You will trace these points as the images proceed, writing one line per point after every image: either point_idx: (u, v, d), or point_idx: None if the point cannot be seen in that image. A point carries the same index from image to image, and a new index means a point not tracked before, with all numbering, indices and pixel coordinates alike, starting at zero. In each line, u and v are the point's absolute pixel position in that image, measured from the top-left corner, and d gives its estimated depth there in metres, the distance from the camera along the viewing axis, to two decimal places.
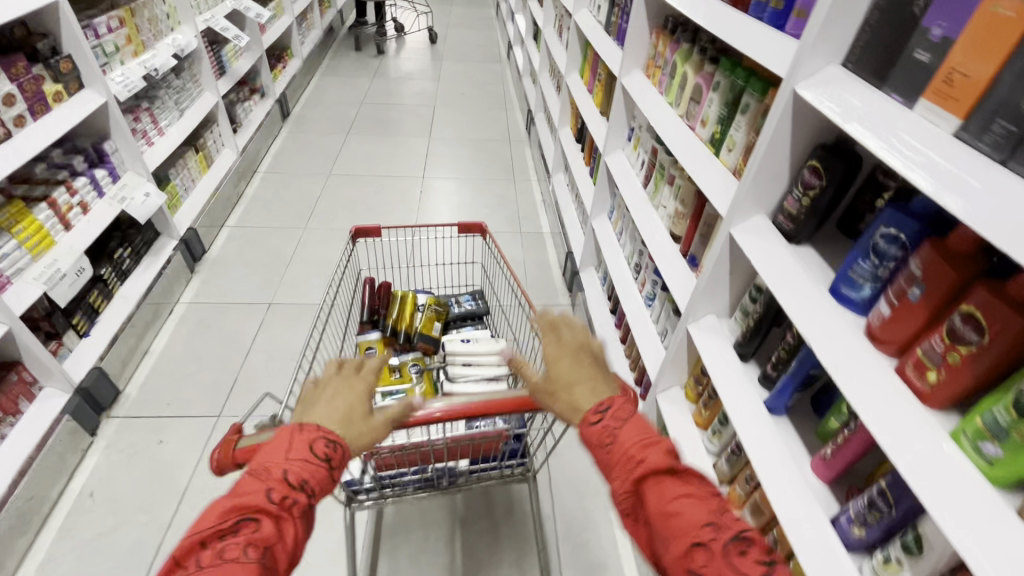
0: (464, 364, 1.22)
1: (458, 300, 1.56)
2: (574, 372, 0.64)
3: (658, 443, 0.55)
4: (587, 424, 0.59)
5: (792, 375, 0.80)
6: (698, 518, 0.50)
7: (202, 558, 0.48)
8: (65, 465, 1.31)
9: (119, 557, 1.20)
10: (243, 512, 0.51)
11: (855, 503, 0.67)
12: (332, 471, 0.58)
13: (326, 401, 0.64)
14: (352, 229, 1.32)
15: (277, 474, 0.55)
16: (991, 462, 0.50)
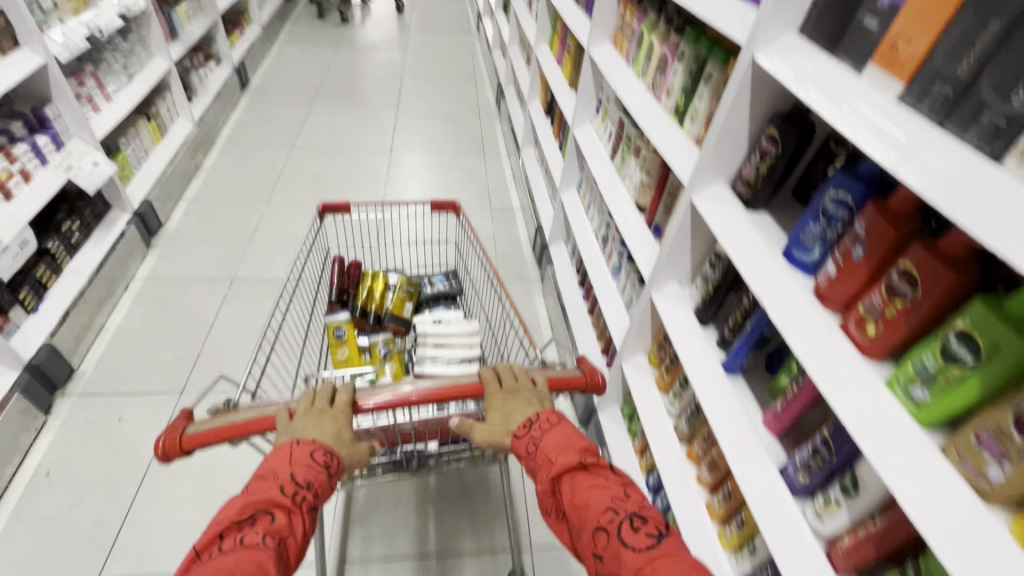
0: (435, 346, 1.26)
1: (431, 280, 1.55)
2: (508, 406, 0.75)
3: (575, 446, 0.66)
4: (517, 438, 0.71)
5: (747, 337, 0.83)
6: (601, 505, 0.58)
7: (222, 545, 0.53)
8: (17, 444, 1.27)
9: (79, 534, 1.17)
10: (259, 506, 0.57)
11: (800, 452, 0.71)
12: (330, 477, 0.65)
13: (318, 422, 0.70)
14: (320, 205, 1.30)
15: (285, 475, 0.61)
16: (919, 405, 0.54)
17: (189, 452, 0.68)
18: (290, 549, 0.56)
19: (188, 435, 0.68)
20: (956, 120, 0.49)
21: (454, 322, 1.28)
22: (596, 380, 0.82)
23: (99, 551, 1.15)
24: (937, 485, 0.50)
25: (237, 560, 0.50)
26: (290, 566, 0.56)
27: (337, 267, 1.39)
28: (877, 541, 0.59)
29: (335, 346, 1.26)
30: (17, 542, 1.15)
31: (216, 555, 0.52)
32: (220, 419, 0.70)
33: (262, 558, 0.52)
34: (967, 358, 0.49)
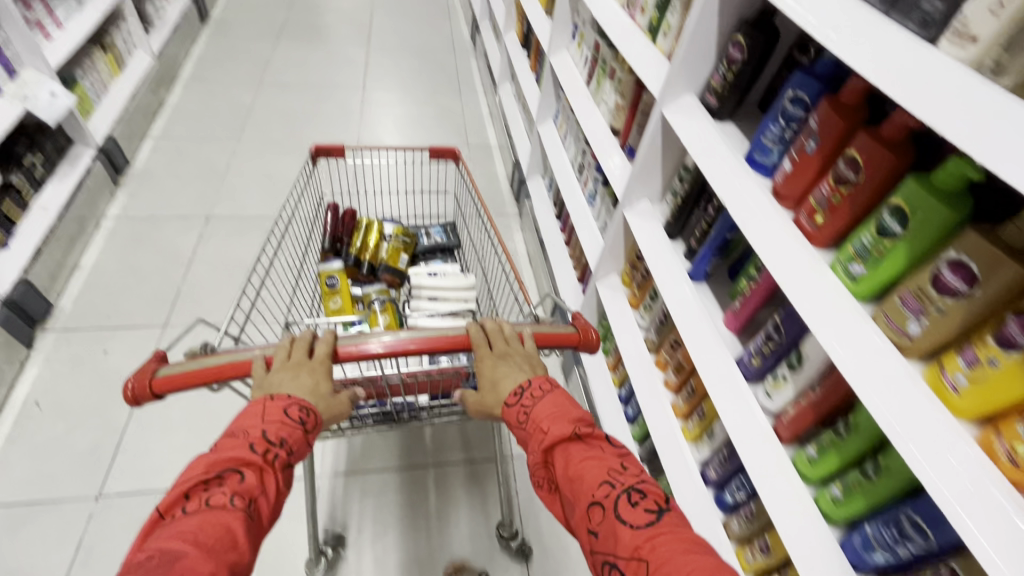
0: (430, 298, 1.27)
1: (428, 231, 1.54)
2: (498, 371, 0.70)
3: (569, 415, 0.63)
4: (508, 407, 0.67)
5: (710, 243, 0.88)
6: (597, 479, 0.55)
7: (187, 506, 0.49)
8: (3, 376, 1.28)
9: (76, 457, 1.21)
10: (226, 465, 0.53)
11: (754, 340, 0.78)
12: (306, 433, 0.61)
13: (294, 375, 0.65)
14: (314, 146, 1.27)
15: (257, 432, 0.57)
16: (856, 279, 0.59)
17: (161, 395, 0.62)
18: (262, 511, 0.53)
19: (159, 377, 0.63)
20: (900, 10, 0.53)
21: (450, 276, 1.30)
22: (590, 337, 0.76)
23: (97, 472, 1.19)
24: (865, 343, 0.56)
25: (200, 523, 0.47)
26: (262, 528, 0.53)
27: (331, 215, 1.39)
28: (815, 405, 0.66)
29: (328, 295, 1.26)
30: (15, 466, 1.18)
31: (179, 517, 0.48)
32: (195, 362, 0.65)
33: (229, 521, 0.48)
34: (897, 230, 0.55)
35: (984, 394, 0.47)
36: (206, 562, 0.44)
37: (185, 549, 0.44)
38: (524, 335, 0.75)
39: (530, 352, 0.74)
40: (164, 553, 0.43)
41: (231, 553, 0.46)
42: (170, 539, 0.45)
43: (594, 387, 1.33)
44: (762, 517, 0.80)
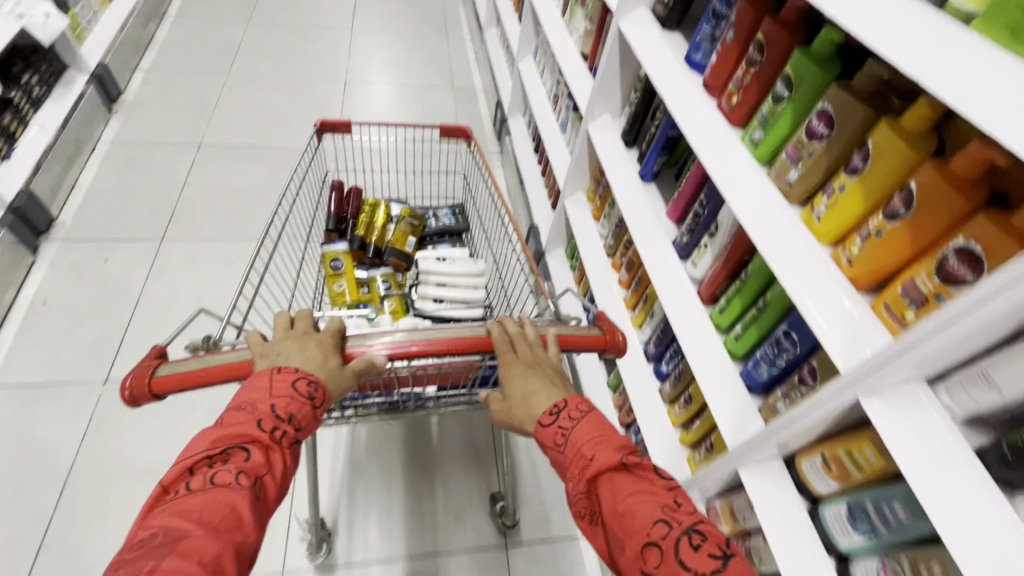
0: (437, 284, 1.17)
1: (436, 214, 1.50)
2: (528, 384, 0.65)
3: (612, 441, 0.57)
4: (542, 426, 0.61)
5: (656, 142, 0.99)
6: (651, 516, 0.49)
7: (190, 483, 0.48)
8: (11, 276, 1.38)
9: (83, 347, 1.32)
10: (233, 441, 0.52)
11: (686, 222, 0.91)
12: (315, 409, 0.58)
13: (300, 347, 0.63)
14: (318, 122, 1.26)
15: (264, 408, 0.55)
16: (758, 145, 0.71)
17: (161, 396, 0.60)
18: (268, 488, 0.51)
19: (160, 377, 0.60)
20: None
21: (460, 262, 1.20)
22: (617, 340, 0.72)
23: (104, 360, 1.31)
24: (754, 190, 0.68)
25: (205, 501, 0.46)
26: (267, 510, 0.51)
27: (336, 194, 1.34)
28: (724, 262, 0.80)
29: (332, 278, 1.22)
30: (27, 353, 1.29)
31: (183, 494, 0.47)
32: (199, 360, 0.62)
33: (234, 501, 0.47)
34: (785, 96, 0.66)
35: (836, 217, 0.59)
36: (211, 542, 0.43)
37: (189, 529, 0.43)
38: (548, 337, 0.70)
39: (553, 362, 0.68)
40: (169, 530, 0.43)
41: (236, 533, 0.45)
42: (173, 517, 0.44)
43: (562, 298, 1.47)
44: (686, 374, 0.94)
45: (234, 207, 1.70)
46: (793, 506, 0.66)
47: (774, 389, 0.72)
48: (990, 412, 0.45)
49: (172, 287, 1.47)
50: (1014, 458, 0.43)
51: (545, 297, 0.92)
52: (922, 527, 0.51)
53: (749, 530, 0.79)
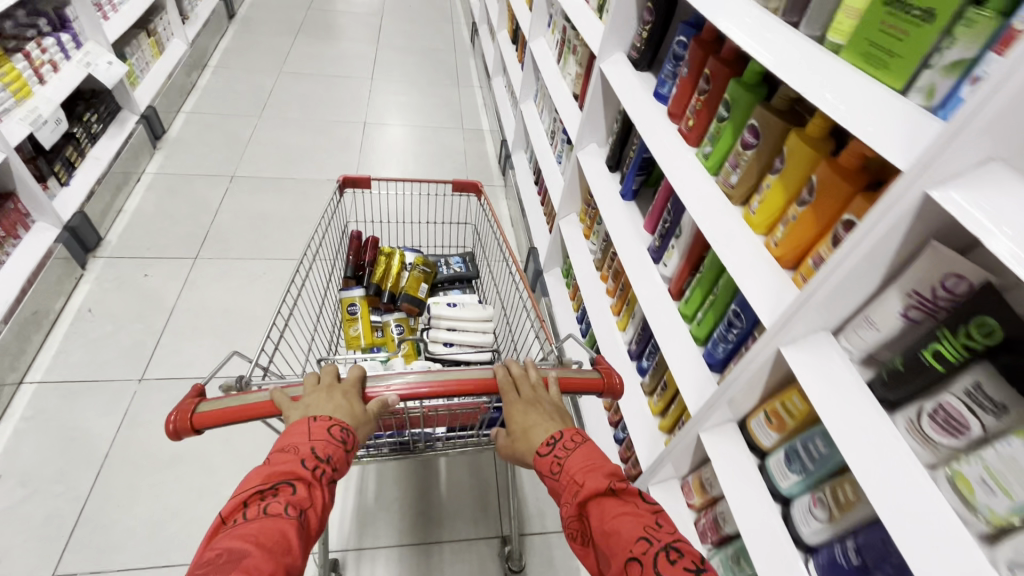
0: (448, 328, 1.20)
1: (448, 261, 1.56)
2: (529, 418, 0.71)
3: (602, 468, 0.62)
4: (540, 456, 0.67)
5: (633, 163, 1.14)
6: (633, 534, 0.55)
7: (246, 513, 0.55)
8: (63, 287, 1.54)
9: (122, 350, 1.46)
10: (279, 478, 0.58)
11: (658, 230, 1.04)
12: (347, 452, 0.64)
13: (328, 397, 0.68)
14: (341, 177, 1.34)
15: (305, 449, 0.61)
16: (710, 158, 0.86)
17: (201, 430, 0.65)
18: (311, 520, 0.58)
19: (201, 413, 0.65)
20: None
21: (470, 307, 1.24)
22: (615, 383, 0.77)
23: (140, 361, 1.44)
24: (703, 192, 0.82)
25: (260, 527, 0.52)
26: (310, 538, 0.57)
27: (355, 243, 1.42)
28: (686, 259, 0.93)
29: (348, 321, 1.30)
30: (71, 353, 1.43)
31: (241, 521, 0.53)
32: (234, 399, 0.68)
33: (284, 528, 0.53)
34: (726, 116, 0.80)
35: (766, 209, 0.72)
36: (266, 561, 0.50)
37: (248, 549, 0.50)
38: (550, 378, 0.75)
39: (554, 401, 0.73)
40: (231, 551, 0.50)
41: (286, 556, 0.52)
42: (234, 539, 0.51)
43: (558, 312, 1.59)
44: (662, 365, 1.05)
45: (261, 230, 1.87)
46: (744, 459, 0.76)
47: (730, 364, 0.83)
48: (876, 348, 0.56)
49: (203, 298, 1.62)
50: (891, 381, 0.54)
51: (551, 344, 0.94)
52: (837, 457, 0.61)
53: (715, 497, 0.88)
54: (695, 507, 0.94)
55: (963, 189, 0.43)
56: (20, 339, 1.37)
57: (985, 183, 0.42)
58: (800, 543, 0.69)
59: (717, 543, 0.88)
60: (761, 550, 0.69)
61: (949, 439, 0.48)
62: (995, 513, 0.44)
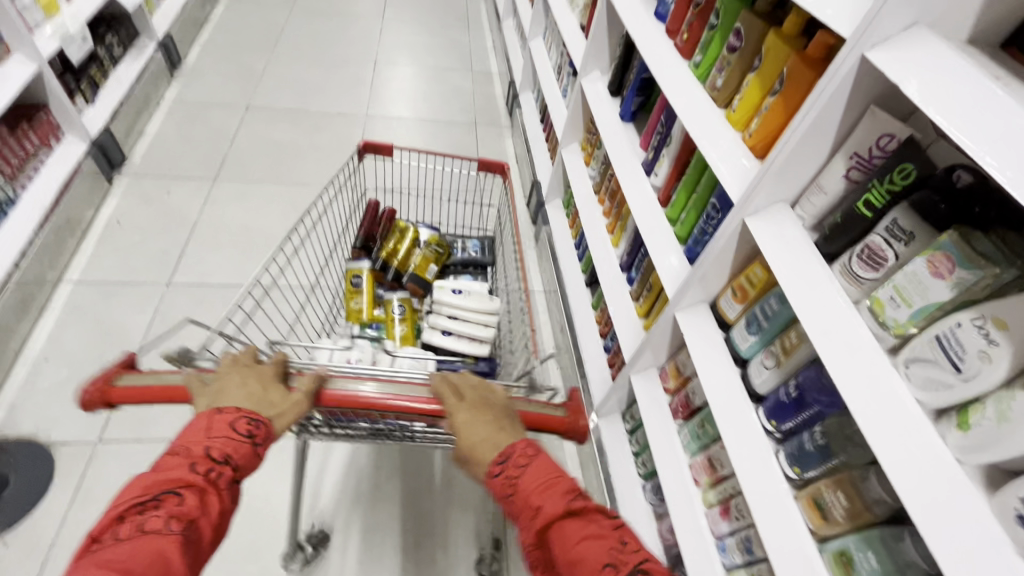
0: (449, 316, 1.14)
1: (464, 244, 1.35)
2: (473, 430, 0.60)
3: (560, 486, 0.54)
4: (490, 476, 0.57)
5: (633, 84, 1.21)
6: (600, 561, 0.49)
7: (119, 531, 0.46)
8: (93, 198, 1.64)
9: (150, 257, 1.57)
10: (165, 487, 0.49)
11: (653, 145, 1.12)
12: (256, 447, 0.56)
13: (240, 381, 0.60)
14: (362, 142, 1.27)
15: (199, 450, 0.53)
16: (700, 67, 0.93)
17: (118, 406, 0.58)
18: (203, 531, 0.49)
19: (118, 387, 0.58)
20: None
21: (476, 296, 1.15)
22: (579, 424, 0.66)
23: (166, 268, 1.56)
24: (691, 96, 0.90)
25: (131, 552, 0.44)
26: (202, 553, 0.49)
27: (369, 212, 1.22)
28: (676, 164, 1.02)
29: (351, 294, 1.17)
30: (104, 258, 1.55)
31: (110, 543, 0.45)
32: (157, 375, 0.60)
33: (163, 547, 0.45)
34: (715, 24, 0.87)
35: (745, 105, 0.80)
36: None
37: None
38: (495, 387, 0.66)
39: (506, 413, 0.63)
40: None
41: None
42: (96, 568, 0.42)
43: (558, 239, 1.68)
44: (648, 270, 1.15)
45: (276, 157, 1.95)
46: (712, 331, 0.87)
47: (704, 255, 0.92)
48: (825, 213, 0.66)
49: (223, 215, 1.72)
50: (832, 235, 0.64)
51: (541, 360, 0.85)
52: (787, 312, 0.72)
53: (687, 378, 0.99)
54: (670, 391, 1.05)
55: (893, 49, 0.51)
56: (57, 243, 1.47)
57: (910, 43, 0.50)
58: (752, 397, 0.81)
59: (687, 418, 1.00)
60: (721, 400, 0.79)
61: (870, 272, 0.58)
62: (898, 323, 0.54)
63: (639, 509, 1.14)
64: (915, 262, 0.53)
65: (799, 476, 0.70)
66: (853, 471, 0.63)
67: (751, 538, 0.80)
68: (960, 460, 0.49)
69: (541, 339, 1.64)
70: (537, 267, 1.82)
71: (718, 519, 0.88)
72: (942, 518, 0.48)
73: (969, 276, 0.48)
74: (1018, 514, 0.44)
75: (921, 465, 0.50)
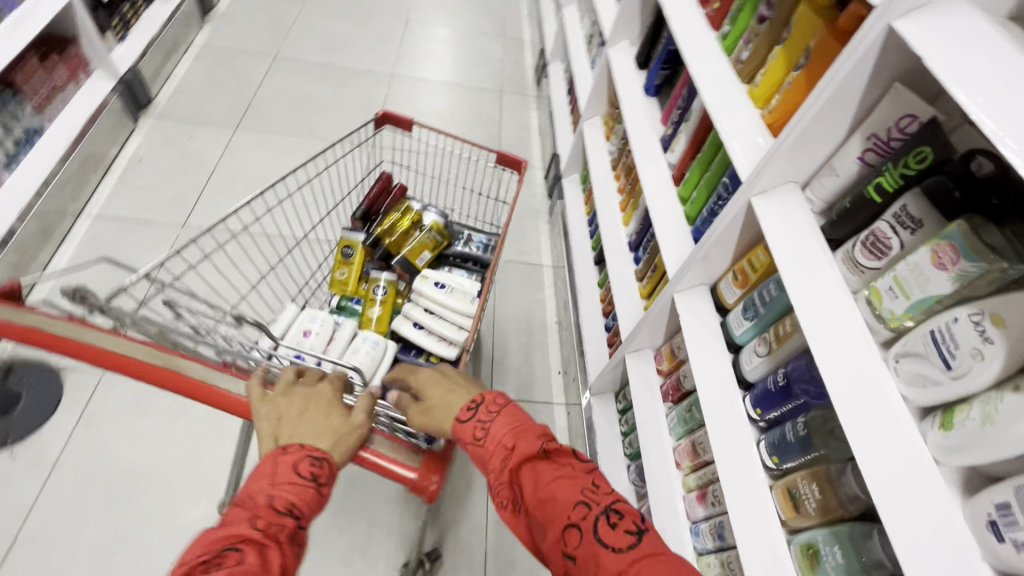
0: (426, 308, 1.04)
1: (471, 237, 1.18)
2: (440, 384, 0.60)
3: (530, 427, 0.54)
4: (460, 422, 0.56)
5: (659, 56, 1.16)
6: (571, 500, 0.49)
7: None
8: (117, 136, 1.67)
9: (168, 198, 1.60)
10: (224, 544, 0.41)
11: (672, 121, 1.08)
12: (320, 489, 0.48)
13: (302, 407, 0.54)
14: (381, 112, 1.18)
15: (262, 500, 0.45)
16: (728, 37, 0.88)
17: None
18: None
19: None
20: None
21: (461, 293, 1.04)
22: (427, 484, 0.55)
23: (183, 210, 1.58)
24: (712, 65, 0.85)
25: None
26: None
27: (378, 183, 1.13)
28: (692, 141, 0.99)
29: (338, 264, 1.10)
30: (124, 195, 1.58)
31: None
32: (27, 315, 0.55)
33: None
34: None
35: (769, 79, 0.75)
36: None
37: None
38: None
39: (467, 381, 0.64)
40: None
41: None
42: None
43: (571, 214, 1.65)
44: (655, 250, 1.12)
45: (298, 109, 1.95)
46: (709, 315, 0.84)
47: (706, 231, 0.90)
48: (835, 198, 0.63)
49: (241, 163, 1.74)
50: (839, 221, 0.61)
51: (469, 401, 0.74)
52: (784, 299, 0.69)
53: (681, 361, 0.98)
54: (664, 372, 1.03)
55: (923, 19, 0.47)
56: (80, 176, 1.51)
57: (945, 13, 0.46)
58: (741, 384, 0.78)
59: (677, 402, 0.99)
60: (709, 386, 0.77)
61: (873, 261, 0.55)
62: (894, 315, 0.52)
63: (621, 488, 1.14)
64: (919, 252, 0.50)
65: (777, 466, 0.68)
66: (830, 465, 0.61)
67: (724, 524, 0.79)
68: (938, 461, 0.47)
69: (544, 313, 1.64)
70: (547, 241, 1.80)
71: (694, 504, 0.87)
72: (912, 516, 0.46)
73: (972, 268, 0.45)
74: (989, 521, 0.43)
75: (895, 462, 0.48)
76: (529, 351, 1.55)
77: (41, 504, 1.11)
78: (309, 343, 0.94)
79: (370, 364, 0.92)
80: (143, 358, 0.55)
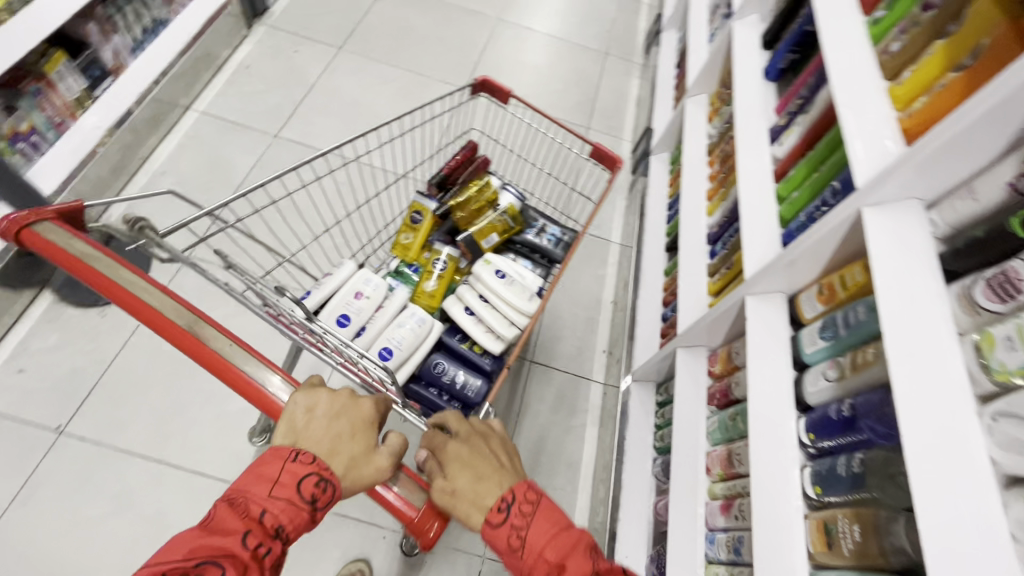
0: (481, 296, 1.03)
1: (543, 228, 1.14)
2: (472, 462, 0.58)
3: (572, 543, 0.53)
4: (491, 524, 0.54)
5: (790, 37, 1.05)
6: None
7: None
8: (231, 39, 1.74)
9: (267, 107, 1.67)
10: (208, 554, 0.44)
11: (788, 111, 0.98)
12: (313, 512, 0.50)
13: (328, 423, 0.54)
14: (481, 78, 1.14)
15: (254, 513, 0.47)
16: (879, 22, 0.78)
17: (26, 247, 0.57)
18: None
19: (32, 232, 0.56)
20: None
21: (518, 287, 1.02)
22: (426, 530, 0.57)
23: (278, 121, 1.65)
24: (852, 52, 0.75)
25: None
26: None
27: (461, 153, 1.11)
28: (805, 141, 0.90)
29: (405, 228, 1.10)
30: (228, 97, 1.66)
31: None
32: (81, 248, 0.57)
33: None
34: None
35: (917, 79, 0.65)
36: None
37: None
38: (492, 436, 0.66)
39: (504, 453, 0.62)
40: None
41: None
42: None
43: (652, 193, 1.57)
44: (734, 246, 1.05)
45: (400, 40, 1.95)
46: (779, 324, 0.78)
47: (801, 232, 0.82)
48: (965, 225, 0.54)
49: (338, 85, 1.77)
50: (966, 252, 0.54)
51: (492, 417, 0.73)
52: (873, 324, 0.63)
53: (736, 367, 0.92)
54: (714, 375, 0.98)
55: None
56: (193, 72, 1.60)
57: None
58: (798, 404, 0.73)
59: (721, 408, 0.95)
60: (762, 398, 0.73)
61: (994, 303, 0.48)
62: (1004, 369, 0.45)
63: (643, 479, 1.13)
64: None
65: (818, 497, 0.64)
66: (880, 512, 0.56)
67: (744, 541, 0.76)
68: (1015, 536, 0.42)
69: (601, 290, 1.60)
70: (620, 218, 1.74)
71: (716, 512, 0.84)
72: None
73: None
74: None
75: (962, 528, 0.43)
76: (578, 325, 1.53)
77: (119, 362, 1.24)
78: (359, 305, 0.96)
79: (411, 340, 0.96)
80: (171, 317, 0.58)
